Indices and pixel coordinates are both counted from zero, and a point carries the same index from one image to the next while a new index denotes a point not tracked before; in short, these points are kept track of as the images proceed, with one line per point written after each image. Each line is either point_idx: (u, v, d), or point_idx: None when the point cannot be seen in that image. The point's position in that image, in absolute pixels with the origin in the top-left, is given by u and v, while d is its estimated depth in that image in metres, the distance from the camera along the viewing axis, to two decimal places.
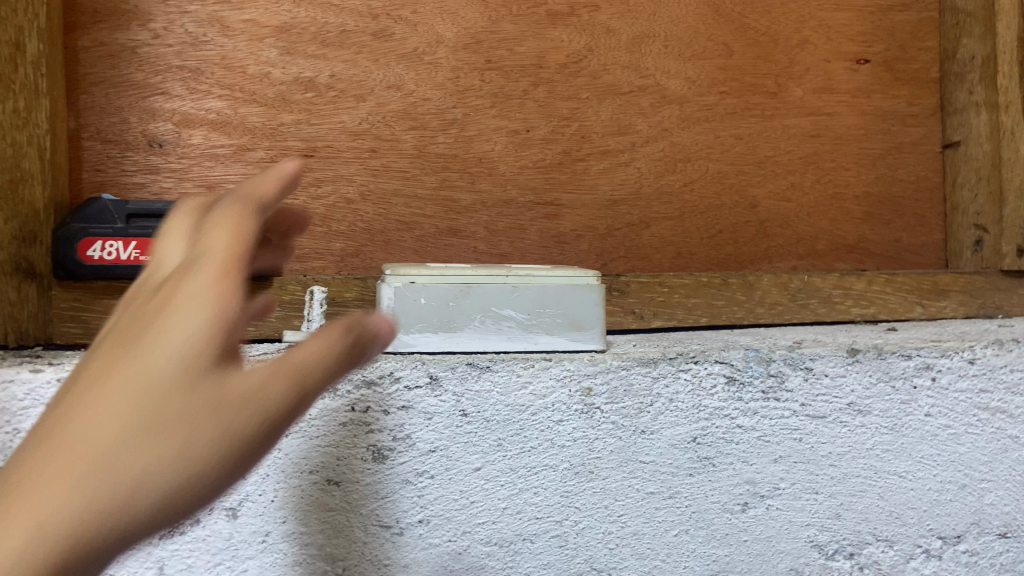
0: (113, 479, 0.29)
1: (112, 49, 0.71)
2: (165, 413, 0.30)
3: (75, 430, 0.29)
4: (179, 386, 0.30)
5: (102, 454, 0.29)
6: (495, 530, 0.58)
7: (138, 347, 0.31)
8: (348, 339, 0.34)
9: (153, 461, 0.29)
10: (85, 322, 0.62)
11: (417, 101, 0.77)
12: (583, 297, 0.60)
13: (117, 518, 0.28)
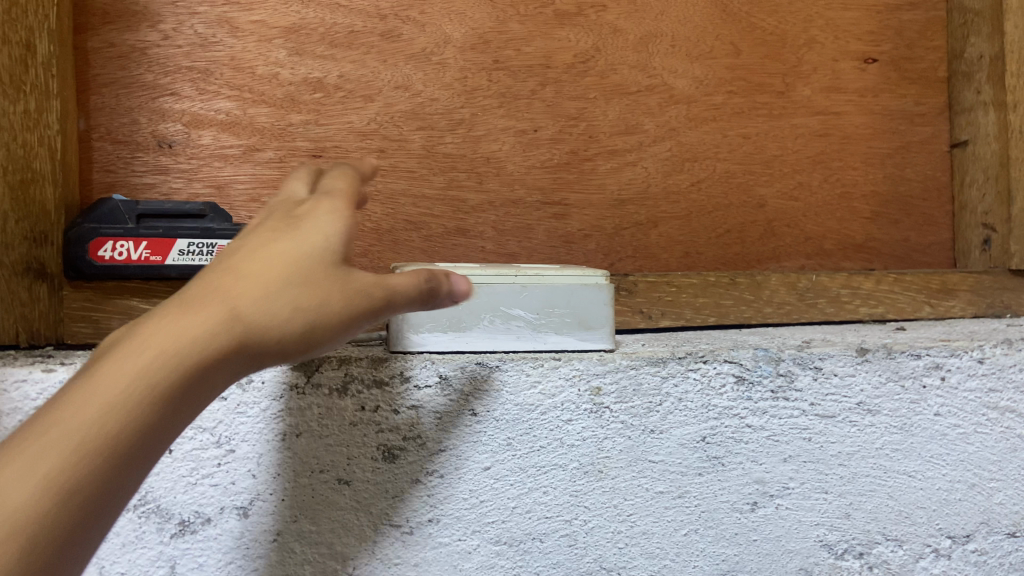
0: (267, 310, 0.40)
1: (122, 50, 0.71)
2: (305, 275, 0.42)
3: (240, 273, 0.41)
4: (314, 264, 0.42)
5: (258, 291, 0.41)
6: (505, 529, 0.58)
7: (284, 233, 0.44)
8: (427, 280, 0.47)
9: (292, 305, 0.41)
10: (96, 321, 0.62)
11: (425, 102, 0.77)
12: (592, 296, 0.60)
13: (260, 339, 0.40)
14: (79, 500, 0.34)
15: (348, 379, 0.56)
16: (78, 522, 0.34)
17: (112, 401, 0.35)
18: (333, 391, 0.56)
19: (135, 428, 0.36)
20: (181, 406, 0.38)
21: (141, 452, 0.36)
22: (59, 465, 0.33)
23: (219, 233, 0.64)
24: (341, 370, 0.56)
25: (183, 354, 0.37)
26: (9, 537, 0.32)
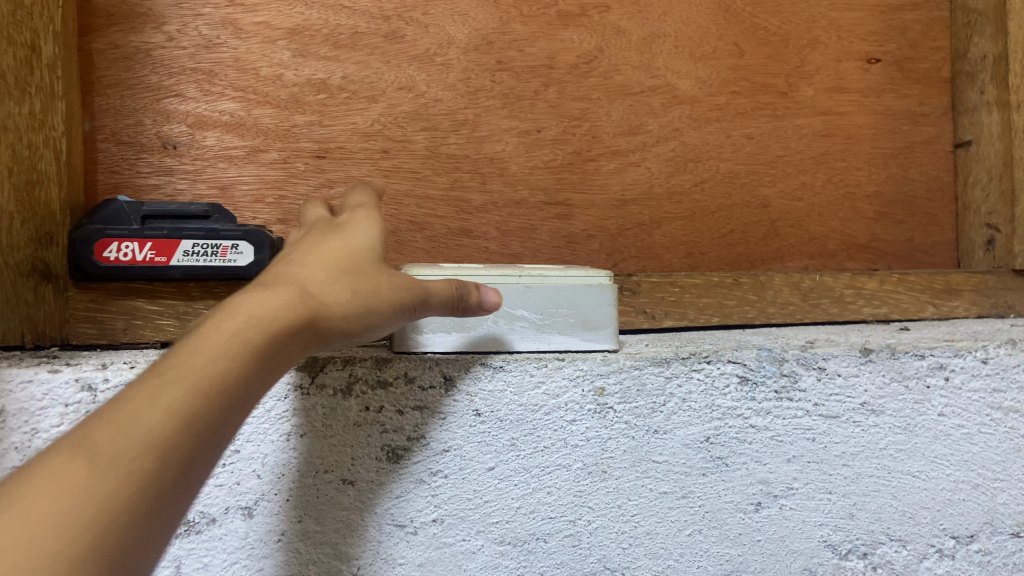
0: (333, 290, 0.45)
1: (126, 52, 0.71)
2: (356, 268, 0.48)
3: (305, 261, 0.46)
4: (361, 259, 0.49)
5: (322, 275, 0.46)
6: (509, 529, 0.58)
7: (332, 238, 0.50)
8: (460, 290, 0.53)
9: (352, 288, 0.46)
10: (101, 322, 0.63)
11: (428, 102, 0.77)
12: (595, 297, 0.60)
13: (333, 313, 0.45)
14: (197, 430, 0.36)
15: (353, 380, 0.56)
16: (194, 452, 0.36)
17: (223, 347, 0.39)
18: (337, 392, 0.56)
19: (241, 372, 0.39)
20: (271, 365, 0.41)
21: (243, 400, 0.39)
22: (183, 394, 0.36)
23: (223, 233, 0.64)
24: (346, 371, 0.56)
25: (274, 314, 0.41)
26: (142, 451, 0.34)
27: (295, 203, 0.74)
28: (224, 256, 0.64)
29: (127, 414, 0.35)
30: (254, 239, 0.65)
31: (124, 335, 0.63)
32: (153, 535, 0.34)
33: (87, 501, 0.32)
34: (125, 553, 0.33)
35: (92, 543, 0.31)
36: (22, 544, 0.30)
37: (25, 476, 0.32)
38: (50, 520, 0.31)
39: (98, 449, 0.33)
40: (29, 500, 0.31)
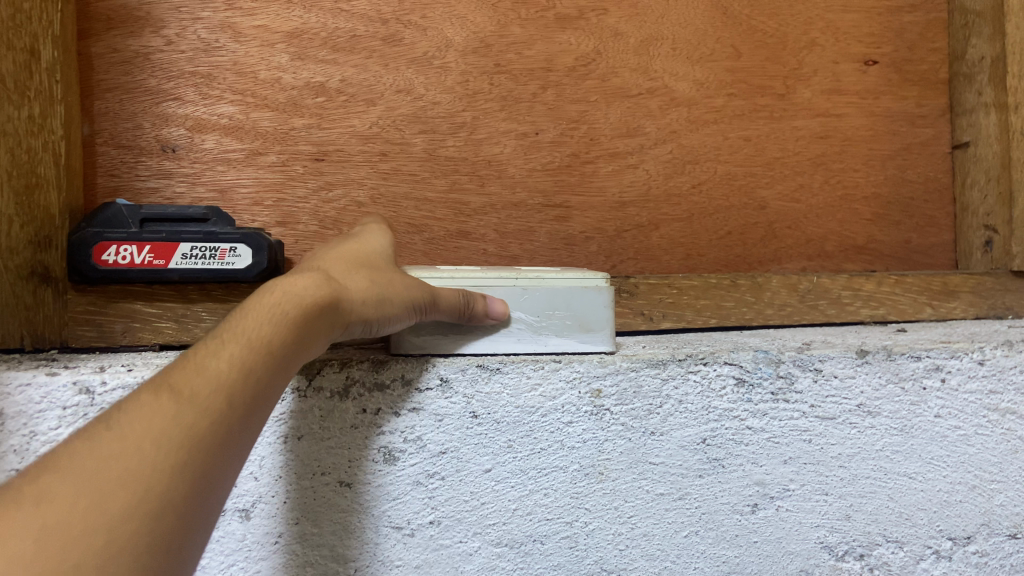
0: (353, 280, 0.50)
1: (125, 56, 0.72)
2: (373, 265, 0.53)
3: (327, 260, 0.52)
4: (376, 260, 0.54)
5: (343, 270, 0.51)
6: (505, 531, 0.58)
7: (349, 246, 0.55)
8: (464, 299, 0.56)
9: (371, 278, 0.51)
10: (100, 325, 0.63)
11: (426, 105, 0.77)
12: (591, 299, 0.61)
13: (354, 297, 0.49)
14: (254, 380, 0.42)
15: (350, 383, 0.56)
16: (254, 398, 0.41)
17: (267, 316, 0.44)
18: (334, 394, 0.56)
19: (285, 335, 0.44)
20: (311, 334, 0.46)
21: (289, 360, 0.44)
22: (240, 351, 0.42)
23: (221, 235, 0.64)
24: (343, 373, 0.56)
25: (309, 289, 0.47)
26: (214, 393, 0.39)
27: (294, 206, 0.75)
28: (223, 259, 0.64)
29: (201, 363, 0.40)
30: (253, 241, 0.65)
31: (123, 338, 0.64)
32: (228, 465, 0.39)
33: (175, 427, 0.37)
34: (209, 474, 0.38)
35: (183, 462, 0.36)
36: (129, 459, 0.35)
37: (119, 413, 0.37)
38: (147, 442, 0.36)
39: (178, 390, 0.39)
40: (127, 427, 0.36)
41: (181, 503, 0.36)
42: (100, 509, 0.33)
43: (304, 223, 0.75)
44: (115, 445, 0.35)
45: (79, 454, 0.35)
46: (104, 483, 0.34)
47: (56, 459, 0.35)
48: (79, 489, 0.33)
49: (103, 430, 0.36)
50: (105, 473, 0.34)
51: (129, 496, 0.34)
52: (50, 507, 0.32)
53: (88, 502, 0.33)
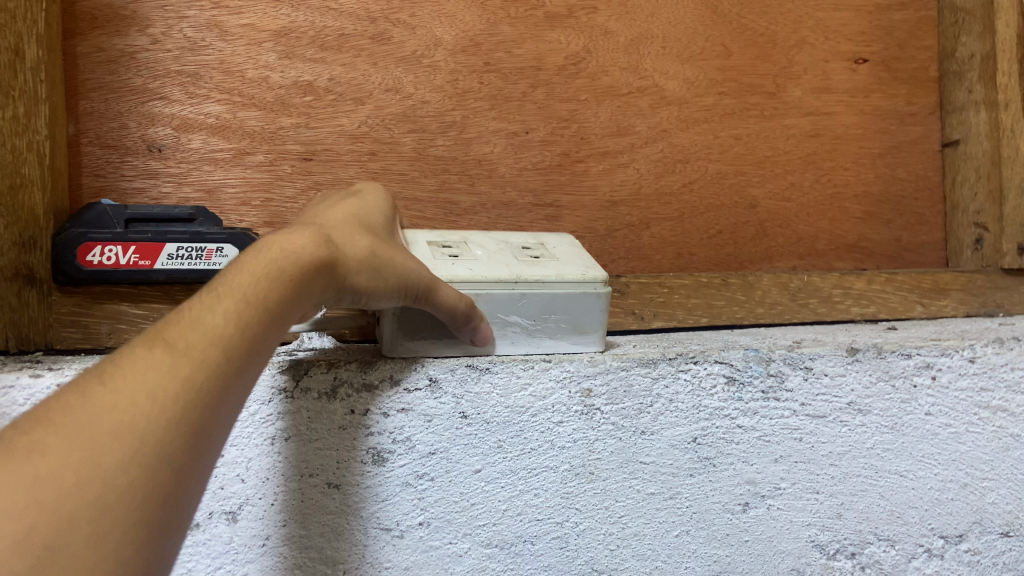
0: (351, 245, 0.48)
1: (111, 55, 0.71)
2: (373, 233, 0.51)
3: (328, 220, 0.50)
4: (371, 228, 0.52)
5: (344, 232, 0.49)
6: (496, 531, 0.58)
7: (349, 207, 0.53)
8: (462, 304, 0.54)
9: (371, 246, 0.50)
10: (85, 326, 0.63)
11: (415, 104, 0.77)
12: (588, 301, 0.60)
13: (353, 263, 0.48)
14: (252, 336, 0.40)
15: (337, 383, 0.55)
16: (250, 354, 0.40)
17: (266, 272, 0.42)
18: (321, 394, 0.55)
19: (284, 293, 0.42)
20: (308, 294, 0.45)
21: (286, 318, 0.43)
22: (237, 307, 0.40)
23: (208, 236, 0.64)
24: (331, 374, 0.55)
25: (310, 251, 0.45)
26: (210, 346, 0.38)
27: (282, 206, 0.74)
28: (210, 260, 0.64)
29: (196, 315, 0.39)
30: (240, 242, 0.65)
31: (108, 340, 0.63)
32: (223, 421, 0.38)
33: (171, 379, 0.35)
34: (206, 429, 0.36)
35: (179, 416, 0.35)
36: (123, 411, 0.33)
37: (112, 364, 0.35)
38: (141, 394, 0.34)
39: (174, 342, 0.37)
40: (121, 379, 0.34)
41: (176, 457, 0.34)
42: (94, 462, 0.31)
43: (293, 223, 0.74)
44: (110, 396, 0.33)
45: (73, 406, 0.33)
46: (101, 436, 0.32)
47: (47, 410, 0.33)
48: (71, 441, 0.31)
49: (94, 381, 0.34)
50: (101, 425, 0.32)
51: (124, 450, 0.32)
52: (42, 457, 0.30)
53: (83, 454, 0.31)
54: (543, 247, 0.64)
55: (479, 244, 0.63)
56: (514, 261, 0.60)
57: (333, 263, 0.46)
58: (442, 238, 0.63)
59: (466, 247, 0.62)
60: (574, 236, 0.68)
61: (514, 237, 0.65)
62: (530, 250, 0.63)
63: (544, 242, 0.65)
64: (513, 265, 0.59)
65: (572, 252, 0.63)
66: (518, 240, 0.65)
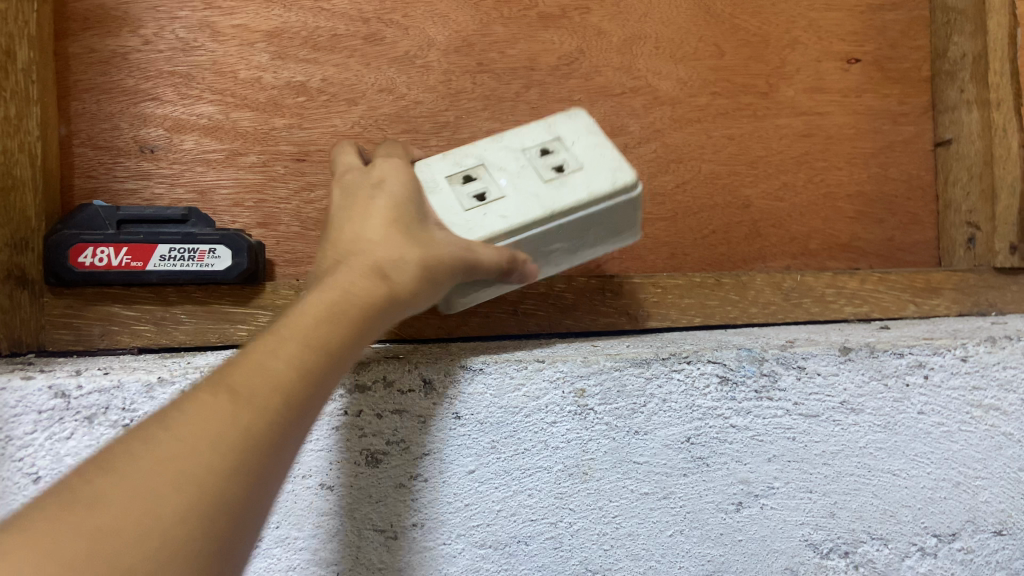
0: (401, 263, 0.47)
1: (102, 56, 0.71)
2: (422, 241, 0.49)
3: (372, 234, 0.48)
4: (417, 234, 0.50)
5: (390, 245, 0.47)
6: (489, 532, 0.58)
7: (388, 208, 0.50)
8: (509, 259, 0.53)
9: (421, 259, 0.48)
10: (77, 328, 0.62)
11: (408, 105, 0.76)
12: (622, 206, 0.58)
13: (406, 280, 0.46)
14: (311, 383, 0.38)
15: None
16: (310, 400, 0.38)
17: (323, 315, 0.41)
18: None
19: (340, 336, 0.41)
20: (366, 330, 0.44)
21: (341, 363, 0.41)
22: (298, 352, 0.39)
23: (201, 237, 0.64)
24: None
25: (366, 285, 0.44)
26: (273, 394, 0.36)
27: (275, 207, 0.73)
28: (202, 261, 0.64)
29: (258, 361, 0.37)
30: (233, 243, 0.64)
31: (100, 341, 0.63)
32: (282, 467, 0.36)
33: (235, 427, 0.33)
34: (268, 474, 0.34)
35: (243, 462, 0.33)
36: (187, 457, 0.31)
37: (173, 410, 0.34)
38: (205, 441, 0.32)
39: (237, 388, 0.35)
40: (185, 424, 0.33)
41: (238, 507, 0.32)
42: (155, 511, 0.29)
43: (286, 224, 0.73)
44: (174, 441, 0.32)
45: (135, 452, 0.31)
46: (161, 483, 0.30)
47: (110, 456, 0.31)
48: (134, 487, 0.29)
49: (156, 427, 0.32)
50: (165, 469, 0.30)
51: (186, 500, 0.30)
52: (102, 506, 0.28)
53: (148, 500, 0.29)
54: (563, 149, 0.59)
55: (499, 165, 0.59)
56: (543, 186, 0.57)
57: (388, 288, 0.45)
58: (459, 168, 0.59)
59: (487, 177, 0.58)
60: (585, 114, 0.63)
61: (528, 140, 0.61)
62: (551, 158, 0.59)
63: (561, 138, 0.60)
64: (545, 192, 0.56)
65: (593, 149, 0.59)
66: (534, 144, 0.60)
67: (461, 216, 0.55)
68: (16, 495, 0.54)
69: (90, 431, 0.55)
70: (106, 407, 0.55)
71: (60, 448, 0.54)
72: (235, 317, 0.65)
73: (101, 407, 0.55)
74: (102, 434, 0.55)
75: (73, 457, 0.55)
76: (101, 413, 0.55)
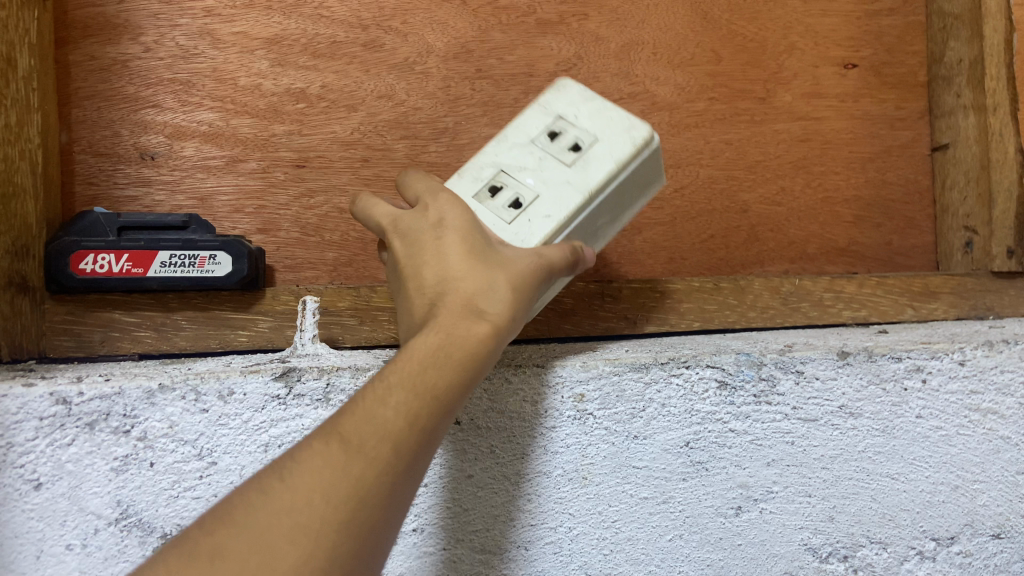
0: (495, 292, 0.44)
1: (103, 63, 0.72)
2: (506, 263, 0.46)
3: (452, 268, 0.45)
4: (499, 258, 0.47)
5: (477, 275, 0.45)
6: (488, 537, 0.59)
7: (462, 241, 0.47)
8: (572, 250, 0.52)
9: (510, 283, 0.45)
10: (78, 335, 0.63)
11: (407, 111, 0.76)
12: (648, 162, 0.58)
13: (501, 305, 0.44)
14: (422, 428, 0.39)
15: (331, 389, 0.57)
16: (423, 444, 0.39)
17: (431, 358, 0.41)
18: (316, 402, 0.57)
19: (452, 378, 0.41)
20: (480, 366, 0.43)
21: (457, 403, 0.42)
22: (407, 397, 0.40)
23: (201, 243, 0.64)
24: (324, 380, 0.57)
25: (470, 320, 0.43)
26: (382, 443, 0.38)
27: (276, 213, 0.74)
28: (203, 267, 0.64)
29: (368, 407, 0.39)
30: (233, 249, 0.64)
31: (101, 348, 0.63)
32: (396, 516, 0.38)
33: (343, 481, 0.36)
34: (376, 527, 0.37)
35: (350, 520, 0.35)
36: (299, 513, 0.35)
37: (291, 459, 0.37)
38: (315, 496, 0.35)
39: (346, 438, 0.38)
40: (299, 477, 0.36)
41: (349, 557, 0.35)
42: (270, 568, 0.33)
43: (286, 230, 0.74)
44: (288, 496, 0.35)
45: (254, 505, 0.35)
46: (275, 539, 0.34)
47: (229, 508, 0.35)
48: (250, 545, 0.33)
49: (274, 478, 0.36)
50: (275, 529, 0.34)
51: (298, 555, 0.34)
52: (222, 563, 0.33)
53: (260, 559, 0.33)
54: (570, 125, 0.59)
55: (517, 164, 0.57)
56: (570, 169, 0.56)
57: (490, 322, 0.43)
58: (481, 181, 0.57)
59: (513, 179, 0.56)
60: (574, 83, 0.62)
61: (530, 129, 0.59)
62: (563, 140, 0.58)
63: (563, 115, 0.59)
64: (575, 175, 0.56)
65: (600, 115, 0.58)
66: (539, 131, 0.59)
67: (508, 228, 0.54)
68: (18, 501, 0.55)
69: (91, 438, 0.55)
70: (107, 413, 0.55)
71: (61, 454, 0.55)
72: (235, 322, 0.65)
73: (102, 414, 0.55)
74: (104, 440, 0.55)
75: (74, 463, 0.55)
76: (102, 419, 0.55)
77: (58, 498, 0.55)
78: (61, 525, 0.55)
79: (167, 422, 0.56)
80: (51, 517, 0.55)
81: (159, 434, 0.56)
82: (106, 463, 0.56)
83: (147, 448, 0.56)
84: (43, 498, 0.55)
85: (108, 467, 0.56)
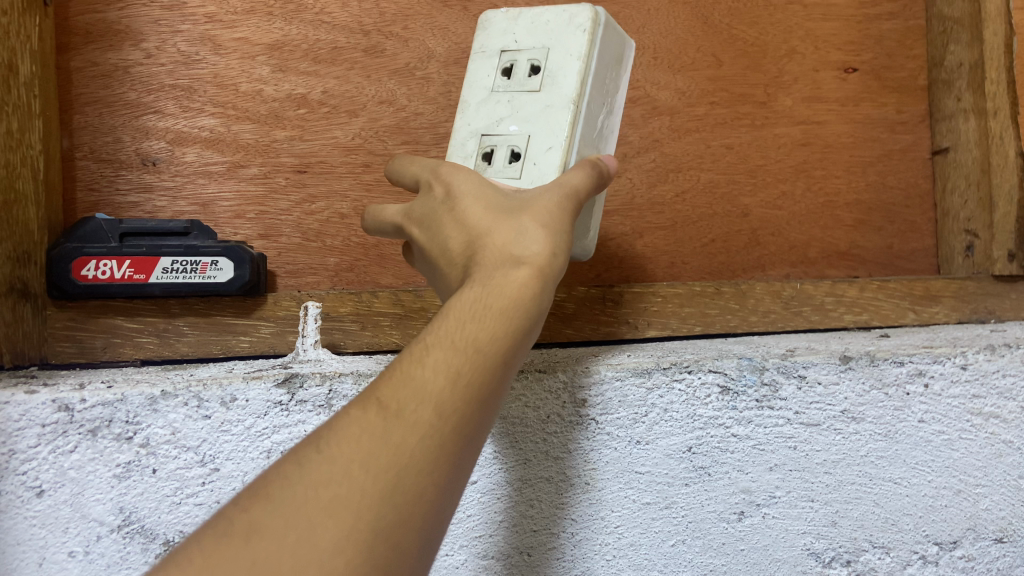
0: (530, 235, 0.45)
1: (104, 69, 0.72)
2: (528, 206, 0.47)
3: (473, 228, 0.46)
4: (519, 204, 0.47)
5: (503, 226, 0.45)
6: (491, 544, 0.59)
7: (476, 201, 0.47)
8: (594, 167, 0.51)
9: (539, 222, 0.45)
10: (79, 341, 0.63)
11: (408, 116, 0.76)
12: (606, 41, 0.56)
13: (535, 249, 0.44)
14: (467, 387, 0.39)
15: (333, 395, 0.57)
16: (472, 404, 0.39)
17: (468, 316, 0.41)
18: (318, 407, 0.57)
19: (494, 334, 0.41)
20: (523, 319, 0.42)
21: (506, 362, 0.41)
22: (447, 357, 0.39)
23: (203, 249, 0.64)
24: (326, 386, 0.57)
25: (509, 275, 0.43)
26: (423, 407, 0.37)
27: (277, 218, 0.74)
28: (204, 273, 0.64)
29: (405, 372, 0.39)
30: (234, 255, 0.64)
31: (103, 354, 0.63)
32: (452, 479, 0.37)
33: (382, 447, 0.35)
34: (428, 490, 0.35)
35: (397, 484, 0.35)
36: (339, 483, 0.34)
37: (330, 430, 0.37)
38: (355, 466, 0.34)
39: (385, 404, 0.37)
40: (337, 447, 0.35)
41: (400, 525, 0.34)
42: (311, 543, 0.32)
43: (287, 235, 0.74)
44: (327, 467, 0.34)
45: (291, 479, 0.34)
46: (313, 512, 0.33)
47: (265, 486, 0.34)
48: (289, 520, 0.32)
49: (312, 452, 0.35)
50: (315, 501, 0.33)
51: (340, 525, 0.33)
52: (259, 541, 0.32)
53: (299, 534, 0.32)
54: (517, 53, 0.57)
55: (493, 119, 0.56)
56: (543, 92, 0.55)
57: (531, 265, 0.44)
58: (471, 156, 0.56)
59: (498, 133, 0.56)
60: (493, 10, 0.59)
61: (484, 78, 0.58)
62: (518, 70, 0.56)
63: (504, 47, 0.57)
64: (551, 96, 0.55)
65: (536, 26, 0.57)
66: (492, 76, 0.57)
67: (524, 182, 0.54)
68: (21, 507, 0.55)
69: (93, 444, 0.55)
70: (109, 420, 0.55)
71: (63, 461, 0.55)
72: (235, 328, 0.65)
73: (105, 420, 0.55)
74: (106, 447, 0.55)
75: (77, 470, 0.55)
76: (104, 426, 0.55)
77: (60, 505, 0.55)
78: (64, 532, 0.55)
79: (170, 428, 0.56)
80: (54, 524, 0.55)
81: (161, 440, 0.56)
82: (108, 470, 0.55)
83: (149, 454, 0.56)
84: (45, 505, 0.55)
85: (110, 473, 0.55)
